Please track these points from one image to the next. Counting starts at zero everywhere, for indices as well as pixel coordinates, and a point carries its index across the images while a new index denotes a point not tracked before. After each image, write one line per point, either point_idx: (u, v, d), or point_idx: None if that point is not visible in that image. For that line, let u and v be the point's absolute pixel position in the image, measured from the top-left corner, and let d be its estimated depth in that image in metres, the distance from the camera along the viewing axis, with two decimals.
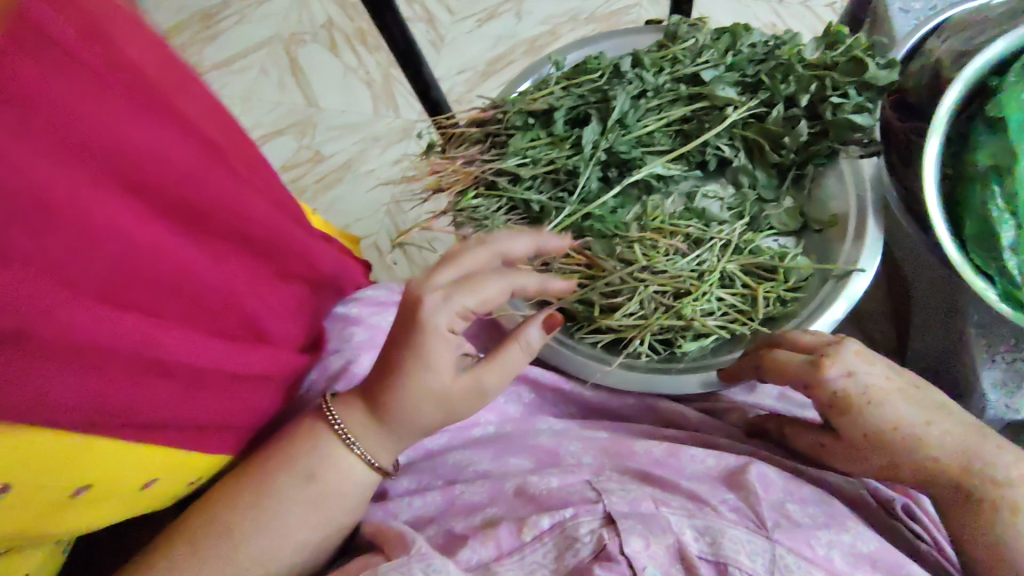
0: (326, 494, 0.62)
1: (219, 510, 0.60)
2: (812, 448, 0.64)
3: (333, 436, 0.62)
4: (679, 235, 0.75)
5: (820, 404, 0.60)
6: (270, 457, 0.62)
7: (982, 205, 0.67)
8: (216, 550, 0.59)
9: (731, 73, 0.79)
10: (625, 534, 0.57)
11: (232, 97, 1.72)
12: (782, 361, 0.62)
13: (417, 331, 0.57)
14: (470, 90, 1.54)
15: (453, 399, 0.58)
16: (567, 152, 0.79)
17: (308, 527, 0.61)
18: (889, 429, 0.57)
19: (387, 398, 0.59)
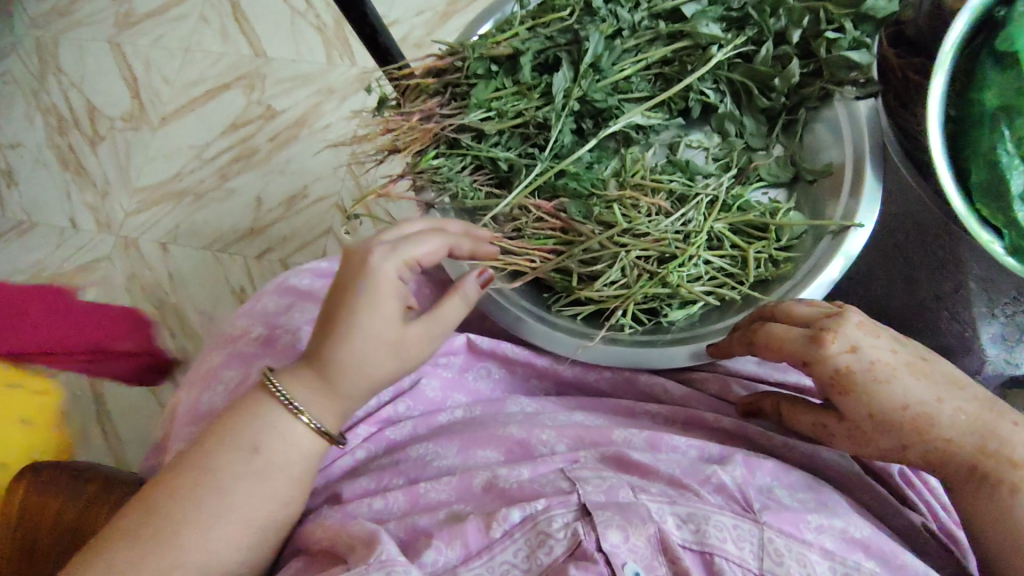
0: (273, 468, 0.57)
1: (159, 494, 0.56)
2: (812, 427, 0.61)
3: (277, 402, 0.58)
4: (662, 191, 0.69)
5: (823, 383, 0.57)
6: (216, 432, 0.58)
7: (989, 149, 0.62)
8: (159, 539, 0.54)
9: (715, 7, 0.70)
10: (602, 529, 0.53)
11: (172, 48, 1.59)
12: (780, 335, 0.58)
13: (361, 283, 0.58)
14: (430, 34, 1.45)
15: (406, 343, 0.59)
16: (537, 102, 0.70)
17: (258, 506, 0.57)
18: (899, 409, 0.55)
19: (333, 360, 0.58)
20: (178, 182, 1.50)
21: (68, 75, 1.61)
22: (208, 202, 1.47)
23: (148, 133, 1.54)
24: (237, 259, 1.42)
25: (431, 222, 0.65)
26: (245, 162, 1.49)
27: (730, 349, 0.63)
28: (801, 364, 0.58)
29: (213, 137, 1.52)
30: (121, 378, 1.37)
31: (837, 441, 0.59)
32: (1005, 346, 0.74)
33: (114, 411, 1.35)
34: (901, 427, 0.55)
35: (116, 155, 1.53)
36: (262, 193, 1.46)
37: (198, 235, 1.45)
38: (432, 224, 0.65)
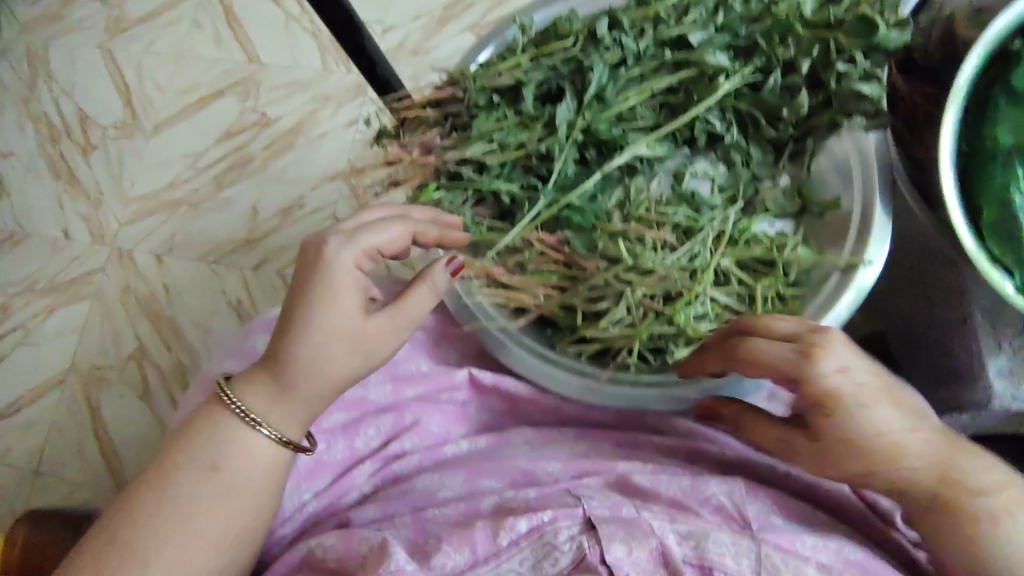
0: (231, 488, 0.58)
1: (121, 522, 0.56)
2: (778, 443, 0.61)
3: (230, 414, 0.60)
4: (667, 224, 0.68)
5: (807, 404, 0.58)
6: (177, 443, 0.59)
7: (1001, 186, 0.61)
8: (124, 564, 0.54)
9: (722, 35, 0.69)
10: (606, 543, 0.56)
11: (164, 54, 1.57)
12: (763, 352, 0.57)
13: (318, 277, 0.60)
14: (427, 40, 1.42)
15: (367, 337, 0.60)
16: (539, 134, 0.69)
17: (221, 522, 0.57)
18: (869, 437, 0.56)
19: (296, 358, 0.59)
20: (172, 191, 1.48)
21: (59, 81, 1.58)
22: (202, 212, 1.45)
23: (141, 141, 1.52)
24: (233, 271, 1.40)
25: (389, 209, 0.65)
26: (239, 171, 1.47)
27: (702, 369, 0.62)
28: (788, 382, 0.57)
29: (208, 145, 1.49)
30: (117, 393, 1.36)
31: (800, 460, 0.60)
32: (1011, 380, 0.72)
33: (109, 426, 1.34)
34: (877, 458, 0.57)
35: (109, 164, 1.51)
36: (258, 203, 1.44)
37: (193, 246, 1.43)
38: (395, 213, 0.64)
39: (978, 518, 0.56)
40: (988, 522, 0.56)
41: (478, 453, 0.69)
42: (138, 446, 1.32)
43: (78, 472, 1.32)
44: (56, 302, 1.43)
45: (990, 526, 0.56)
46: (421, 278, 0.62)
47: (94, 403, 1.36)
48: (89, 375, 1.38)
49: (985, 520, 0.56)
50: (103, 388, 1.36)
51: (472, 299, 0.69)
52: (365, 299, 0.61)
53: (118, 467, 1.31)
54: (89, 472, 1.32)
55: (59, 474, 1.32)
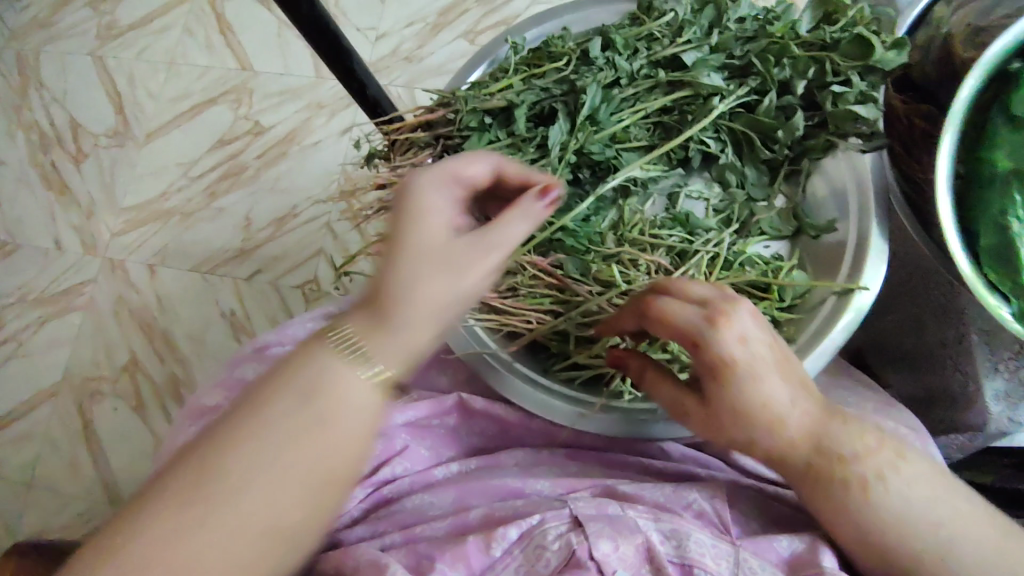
0: (331, 431, 0.45)
1: (210, 457, 0.44)
2: (670, 403, 0.58)
3: (331, 353, 0.46)
4: (661, 247, 0.67)
5: (700, 368, 0.55)
6: (256, 387, 0.46)
7: (998, 213, 0.60)
8: (217, 497, 0.43)
9: (716, 55, 0.68)
10: (593, 539, 0.56)
11: (157, 61, 1.55)
12: (670, 312, 0.54)
13: (404, 203, 0.50)
14: (421, 47, 1.41)
15: (454, 254, 0.48)
16: (532, 156, 0.68)
17: (309, 468, 0.44)
18: (755, 406, 0.54)
19: (384, 284, 0.47)
20: (165, 201, 1.46)
21: (51, 89, 1.57)
22: (195, 222, 1.44)
23: (134, 150, 1.50)
24: (226, 281, 1.39)
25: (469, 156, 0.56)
26: (233, 180, 1.45)
27: (616, 326, 0.61)
28: (688, 345, 0.54)
29: (201, 154, 1.48)
30: (111, 405, 1.35)
31: (688, 421, 0.58)
32: (1007, 403, 0.72)
33: (104, 438, 1.33)
34: (759, 426, 0.54)
35: (101, 173, 1.50)
36: (251, 213, 1.42)
37: (186, 256, 1.42)
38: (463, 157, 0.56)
39: (862, 482, 0.53)
40: (853, 488, 0.53)
41: (468, 474, 0.68)
42: (132, 458, 1.31)
43: (72, 484, 1.31)
44: (49, 313, 1.42)
45: (859, 494, 0.53)
46: (514, 203, 0.52)
47: (87, 415, 1.35)
48: (83, 388, 1.36)
49: (855, 485, 0.53)
50: (96, 400, 1.35)
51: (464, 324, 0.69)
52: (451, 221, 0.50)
53: (113, 480, 1.30)
54: (84, 485, 1.31)
55: (53, 488, 1.31)
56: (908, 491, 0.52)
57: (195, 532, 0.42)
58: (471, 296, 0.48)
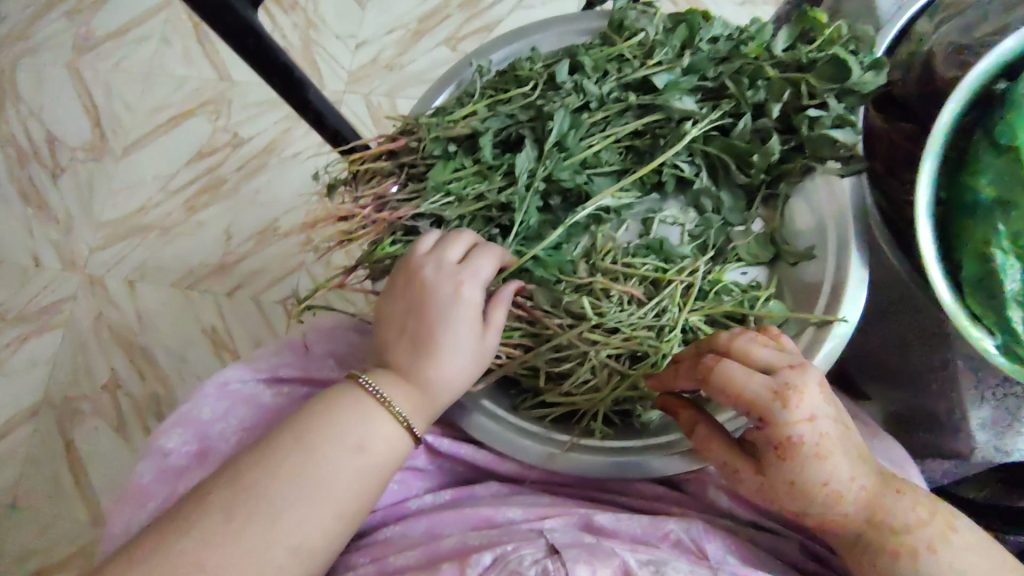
0: (374, 468, 0.56)
1: (258, 472, 0.53)
2: (721, 466, 0.57)
3: (377, 405, 0.57)
4: (634, 277, 0.65)
5: (765, 442, 0.54)
6: (320, 423, 0.56)
7: (981, 242, 0.57)
8: (258, 511, 0.52)
9: (688, 77, 0.66)
10: (570, 564, 0.52)
11: (133, 72, 1.53)
12: (737, 383, 0.53)
13: (444, 307, 0.59)
14: (402, 55, 1.37)
15: (485, 348, 0.60)
16: (499, 184, 0.66)
17: (351, 494, 0.54)
18: (819, 485, 0.53)
19: (429, 371, 0.58)
20: (143, 215, 1.43)
21: (27, 103, 1.54)
22: (173, 236, 1.40)
23: (112, 164, 1.47)
24: (207, 298, 1.35)
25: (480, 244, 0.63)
26: (212, 193, 1.42)
27: (672, 383, 0.59)
28: (756, 417, 0.53)
29: (178, 166, 1.45)
30: (92, 425, 1.31)
31: (741, 487, 0.56)
32: (993, 431, 0.71)
33: (86, 459, 1.30)
34: (811, 500, 0.54)
35: (78, 188, 1.47)
36: (232, 226, 1.39)
37: (165, 271, 1.38)
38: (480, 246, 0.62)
39: (915, 552, 0.53)
40: (904, 558, 0.53)
41: (441, 507, 0.64)
42: (114, 479, 1.28)
43: (53, 505, 1.28)
44: (27, 332, 1.38)
45: (910, 563, 0.53)
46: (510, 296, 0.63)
47: (68, 435, 1.31)
48: (62, 407, 1.33)
49: (905, 555, 0.53)
50: (77, 420, 1.32)
51: None
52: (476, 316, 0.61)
53: (94, 501, 1.27)
54: (66, 508, 1.27)
55: (34, 511, 1.28)
56: (959, 562, 0.53)
57: (244, 534, 0.51)
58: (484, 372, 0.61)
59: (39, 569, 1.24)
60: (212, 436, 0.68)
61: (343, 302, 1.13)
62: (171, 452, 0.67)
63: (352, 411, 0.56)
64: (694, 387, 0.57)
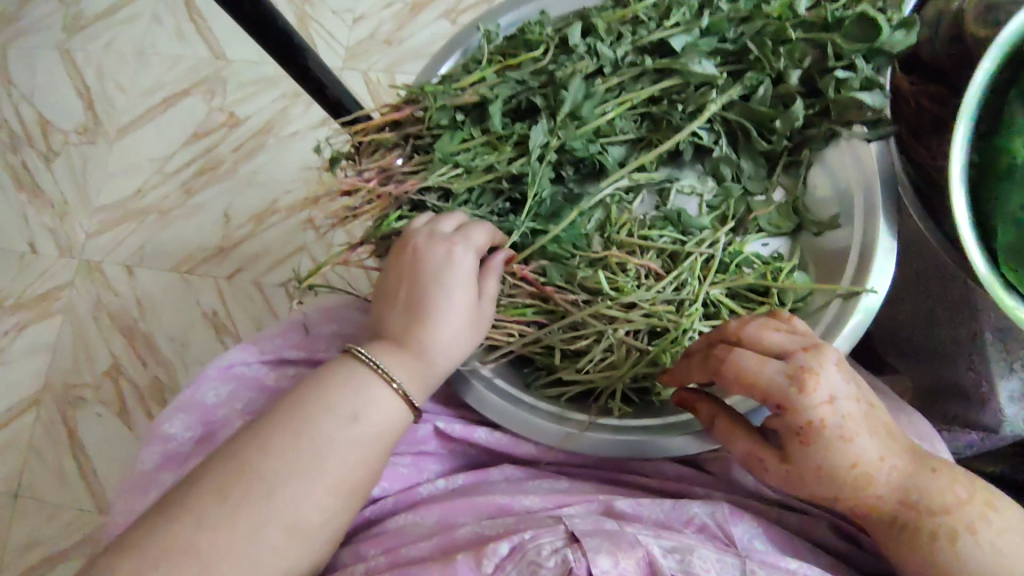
0: (370, 440, 0.53)
1: (253, 449, 0.51)
2: (742, 459, 0.55)
3: (371, 374, 0.54)
4: (651, 250, 0.63)
5: (785, 427, 0.52)
6: (312, 396, 0.53)
7: (1019, 207, 0.55)
8: (253, 490, 0.50)
9: (708, 39, 0.63)
10: (592, 554, 0.50)
11: (125, 52, 1.49)
12: (749, 372, 0.51)
13: (439, 273, 0.57)
14: (399, 29, 1.33)
15: (480, 316, 0.58)
16: (510, 154, 0.63)
17: (350, 470, 0.52)
18: (846, 468, 0.51)
19: (423, 339, 0.56)
20: (140, 199, 1.39)
21: (18, 87, 1.50)
22: (171, 220, 1.37)
23: (106, 147, 1.44)
24: (207, 281, 1.32)
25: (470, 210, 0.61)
26: (209, 175, 1.38)
27: (686, 378, 0.57)
28: (773, 405, 0.51)
29: (174, 148, 1.41)
30: (94, 412, 1.29)
31: (767, 478, 0.54)
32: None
33: (89, 446, 1.27)
34: (842, 484, 0.52)
35: (73, 171, 1.43)
36: (230, 208, 1.35)
37: (163, 255, 1.35)
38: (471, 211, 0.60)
39: (952, 533, 0.51)
40: (941, 541, 0.51)
41: (454, 492, 0.62)
42: (118, 466, 1.26)
43: (58, 493, 1.26)
44: (26, 319, 1.36)
45: (948, 546, 0.51)
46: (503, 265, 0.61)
47: (71, 422, 1.29)
48: (64, 395, 1.31)
49: (941, 538, 0.51)
50: (79, 407, 1.30)
51: None
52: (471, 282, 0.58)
53: (99, 488, 1.25)
54: (71, 495, 1.25)
55: (38, 499, 1.26)
56: (997, 543, 0.51)
57: (239, 514, 0.49)
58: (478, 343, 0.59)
59: (46, 556, 1.23)
60: (216, 422, 0.66)
61: (347, 284, 1.10)
62: (174, 438, 0.66)
63: (346, 381, 0.54)
64: (709, 380, 0.55)
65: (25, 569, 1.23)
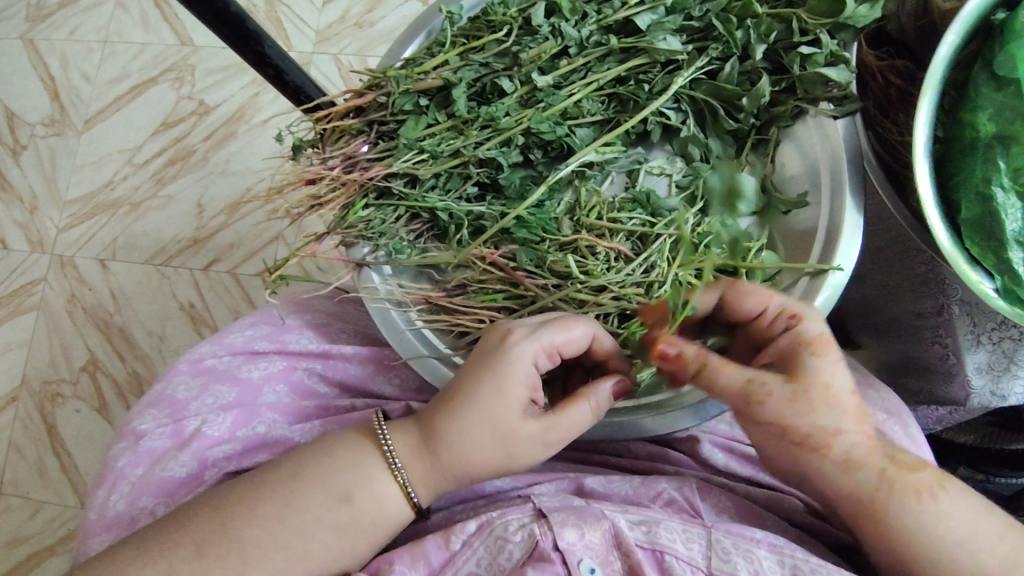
0: (353, 521, 0.52)
1: (237, 519, 0.51)
2: (744, 386, 0.52)
3: (377, 445, 0.54)
4: (621, 232, 0.62)
5: (788, 349, 0.53)
6: (303, 460, 0.53)
7: (982, 178, 0.55)
8: (226, 559, 0.50)
9: (672, 17, 0.62)
10: (558, 528, 0.50)
11: (89, 41, 1.45)
12: (764, 290, 0.55)
13: (489, 364, 0.53)
14: (370, 11, 1.30)
15: (516, 435, 0.52)
16: (475, 139, 0.62)
17: (330, 552, 0.52)
18: (848, 392, 0.53)
19: (444, 428, 0.53)
20: (110, 190, 1.37)
21: None
22: (143, 211, 1.34)
23: (73, 138, 1.40)
24: (183, 273, 1.30)
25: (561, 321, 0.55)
26: (181, 165, 1.36)
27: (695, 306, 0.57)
28: (780, 330, 0.54)
29: (144, 138, 1.38)
30: (73, 407, 1.27)
31: (766, 407, 0.52)
32: (991, 377, 0.68)
33: (69, 442, 1.26)
34: (842, 412, 0.53)
35: (41, 163, 1.40)
36: (203, 198, 1.33)
37: (137, 248, 1.33)
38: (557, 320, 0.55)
39: (916, 491, 0.52)
40: (921, 499, 0.52)
41: None
42: (99, 460, 1.25)
43: (40, 489, 1.25)
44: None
45: (930, 501, 0.52)
46: (587, 394, 0.54)
47: (49, 419, 1.28)
48: (41, 391, 1.29)
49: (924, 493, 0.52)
50: (58, 403, 1.28)
51: (411, 327, 0.64)
52: (532, 393, 0.54)
53: (81, 484, 1.24)
54: (53, 491, 1.24)
55: (21, 496, 1.25)
56: (957, 511, 0.52)
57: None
58: (510, 463, 0.53)
59: (30, 553, 1.22)
60: (186, 416, 0.65)
61: (326, 272, 1.09)
62: (146, 433, 0.65)
63: (348, 458, 0.54)
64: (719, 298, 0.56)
65: (11, 566, 1.22)
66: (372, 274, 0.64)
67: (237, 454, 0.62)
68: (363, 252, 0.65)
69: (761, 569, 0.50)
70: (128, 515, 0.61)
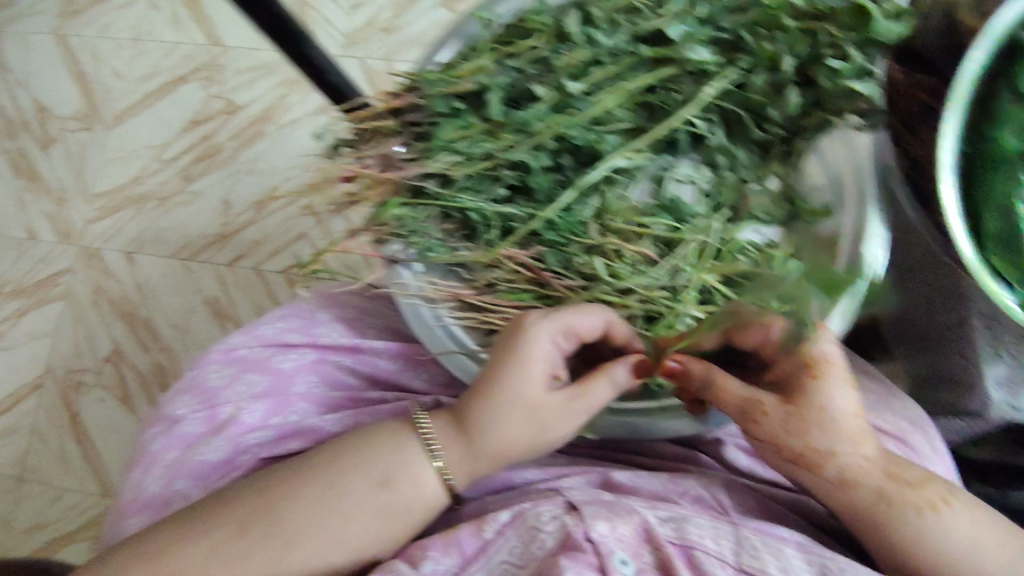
0: (390, 509, 0.54)
1: (281, 500, 0.53)
2: (741, 404, 0.56)
3: (416, 430, 0.56)
4: (648, 237, 0.63)
5: (793, 370, 0.56)
6: (344, 447, 0.55)
7: (1008, 193, 0.56)
8: (268, 539, 0.52)
9: (702, 29, 0.64)
10: (590, 520, 0.51)
11: (122, 39, 1.48)
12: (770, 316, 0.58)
13: (511, 345, 0.55)
14: (399, 16, 1.33)
15: (541, 410, 0.54)
16: (508, 143, 0.64)
17: (366, 535, 0.53)
18: (849, 412, 0.55)
19: (472, 408, 0.55)
20: (138, 185, 1.40)
21: (15, 74, 1.50)
22: (170, 206, 1.37)
23: (103, 133, 1.44)
24: (208, 267, 1.33)
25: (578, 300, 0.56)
26: (208, 162, 1.38)
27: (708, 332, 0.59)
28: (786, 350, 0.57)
29: (173, 134, 1.41)
30: (96, 396, 1.30)
31: (763, 426, 0.56)
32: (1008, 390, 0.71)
33: (93, 431, 1.28)
34: (841, 434, 0.55)
35: (71, 157, 1.43)
36: (229, 196, 1.36)
37: (164, 243, 1.36)
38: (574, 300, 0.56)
39: (919, 508, 0.54)
40: (926, 512, 0.54)
41: None
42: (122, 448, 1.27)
43: (62, 477, 1.27)
44: (26, 306, 1.37)
45: (932, 517, 0.54)
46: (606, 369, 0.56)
47: (73, 407, 1.30)
48: (65, 380, 1.32)
49: (924, 508, 0.54)
50: (81, 392, 1.30)
51: (440, 323, 0.67)
52: (554, 371, 0.56)
53: (103, 472, 1.26)
54: (75, 478, 1.27)
55: (43, 483, 1.27)
56: (967, 522, 0.54)
57: (249, 559, 0.52)
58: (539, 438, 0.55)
59: (51, 539, 1.24)
60: (218, 403, 0.67)
61: (350, 270, 1.11)
62: (182, 419, 0.67)
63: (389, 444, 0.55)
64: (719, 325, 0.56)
65: (32, 551, 1.24)
66: (402, 270, 0.67)
67: (270, 441, 0.65)
68: (394, 249, 0.67)
69: (791, 566, 0.51)
70: (162, 496, 0.64)
